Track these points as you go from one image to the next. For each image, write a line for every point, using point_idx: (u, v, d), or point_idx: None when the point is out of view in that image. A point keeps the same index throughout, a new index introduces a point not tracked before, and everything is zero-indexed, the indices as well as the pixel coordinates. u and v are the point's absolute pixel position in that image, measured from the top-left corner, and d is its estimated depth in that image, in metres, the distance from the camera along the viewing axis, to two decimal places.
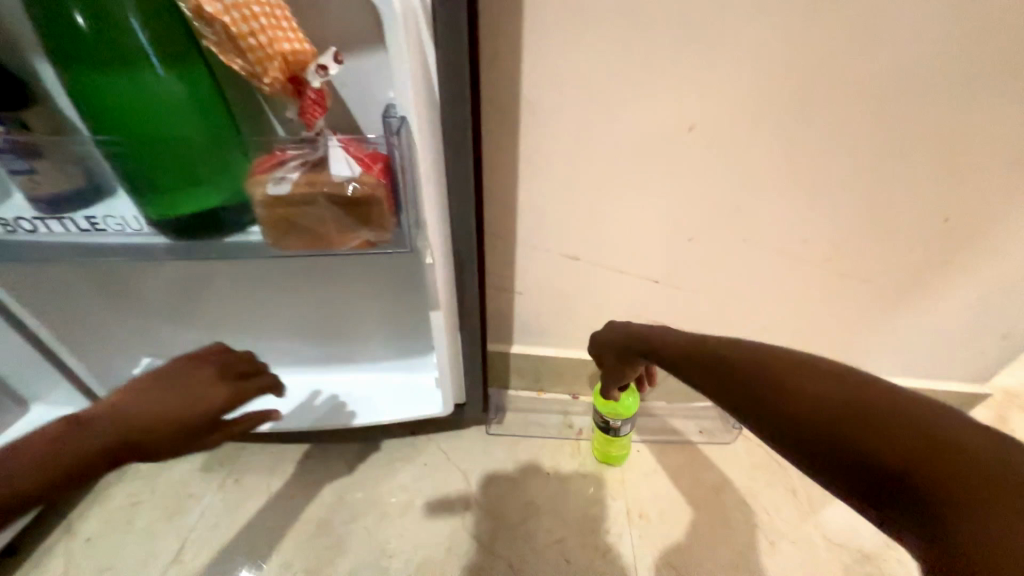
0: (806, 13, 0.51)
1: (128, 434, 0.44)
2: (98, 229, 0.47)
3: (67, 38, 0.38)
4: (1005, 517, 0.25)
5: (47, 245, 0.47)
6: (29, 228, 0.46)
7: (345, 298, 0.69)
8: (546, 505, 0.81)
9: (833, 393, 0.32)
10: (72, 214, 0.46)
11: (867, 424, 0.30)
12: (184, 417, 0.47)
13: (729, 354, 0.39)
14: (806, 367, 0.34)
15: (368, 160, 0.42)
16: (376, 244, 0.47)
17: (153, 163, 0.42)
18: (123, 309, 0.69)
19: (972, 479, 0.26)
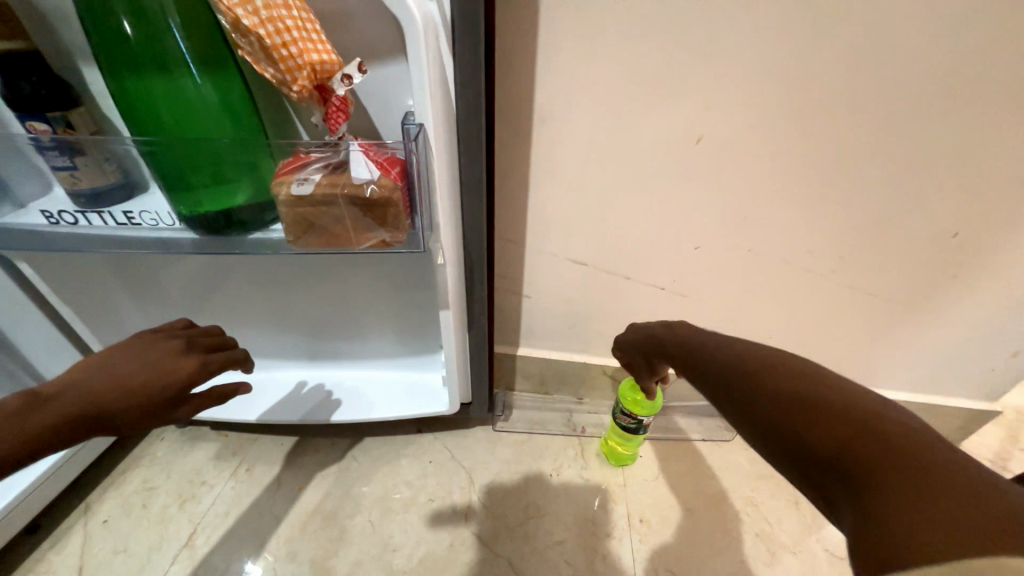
0: (815, 31, 0.52)
1: (95, 405, 0.45)
2: (133, 223, 0.50)
3: (115, 44, 0.41)
4: (903, 496, 0.26)
5: (84, 237, 0.49)
6: (71, 221, 0.49)
7: (359, 296, 0.72)
8: (547, 506, 0.82)
9: (786, 379, 0.35)
10: (110, 208, 0.49)
11: (807, 405, 0.32)
12: (149, 388, 0.49)
13: (715, 349, 0.42)
14: (771, 364, 0.37)
15: (386, 164, 0.44)
16: (391, 244, 0.48)
17: (185, 162, 0.45)
18: (149, 300, 0.72)
19: (887, 461, 0.27)
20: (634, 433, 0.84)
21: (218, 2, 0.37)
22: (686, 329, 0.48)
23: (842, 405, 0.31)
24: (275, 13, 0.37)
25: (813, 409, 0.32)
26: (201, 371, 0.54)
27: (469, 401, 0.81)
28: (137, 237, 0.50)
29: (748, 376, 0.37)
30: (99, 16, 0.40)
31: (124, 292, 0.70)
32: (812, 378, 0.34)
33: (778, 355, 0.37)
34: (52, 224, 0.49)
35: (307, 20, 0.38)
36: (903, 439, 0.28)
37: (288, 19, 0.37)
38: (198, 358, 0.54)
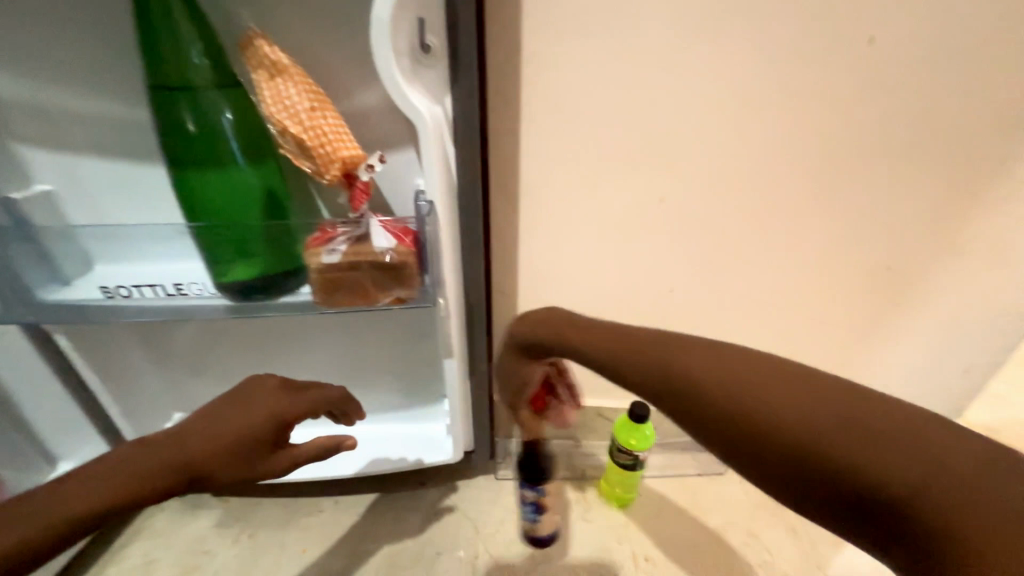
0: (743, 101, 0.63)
1: (195, 455, 0.46)
2: (182, 293, 0.54)
3: (177, 143, 0.50)
4: (963, 495, 0.24)
5: (140, 308, 0.54)
6: (125, 294, 0.54)
7: (363, 349, 0.76)
8: (554, 551, 0.83)
9: (853, 444, 0.26)
10: (162, 282, 0.54)
11: (907, 504, 0.24)
12: (247, 439, 0.50)
13: (716, 380, 0.31)
14: (848, 409, 0.27)
15: (401, 233, 0.52)
16: (405, 300, 0.56)
17: (226, 240, 0.51)
18: (166, 366, 0.75)
19: (971, 493, 0.24)
20: (632, 470, 0.85)
21: (268, 115, 0.46)
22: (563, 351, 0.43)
23: (945, 499, 0.24)
24: (314, 122, 0.46)
25: (889, 492, 0.25)
26: (289, 417, 0.54)
27: (471, 448, 0.86)
28: (179, 308, 0.54)
29: (818, 407, 0.28)
30: (170, 120, 0.49)
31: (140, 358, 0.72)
32: (931, 473, 0.25)
33: (848, 396, 0.28)
34: (110, 298, 0.54)
35: (340, 125, 0.48)
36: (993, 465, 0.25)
37: (324, 126, 0.47)
38: (287, 399, 0.55)
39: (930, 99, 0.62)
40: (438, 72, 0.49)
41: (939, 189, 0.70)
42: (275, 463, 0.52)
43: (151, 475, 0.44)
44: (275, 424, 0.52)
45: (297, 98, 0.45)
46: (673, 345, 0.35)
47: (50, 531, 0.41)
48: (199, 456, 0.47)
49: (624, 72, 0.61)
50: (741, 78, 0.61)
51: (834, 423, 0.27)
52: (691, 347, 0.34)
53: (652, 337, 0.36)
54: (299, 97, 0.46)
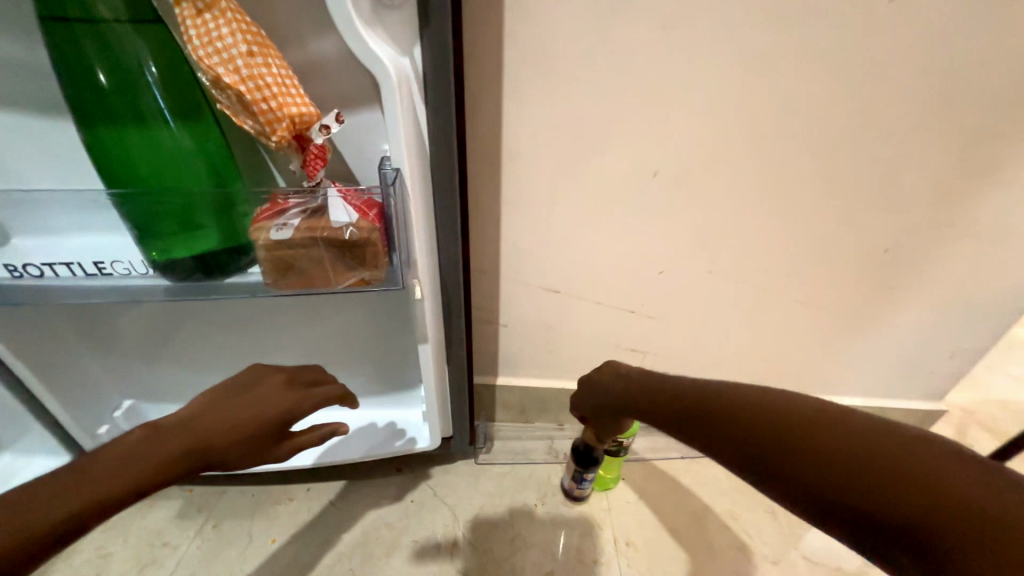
0: (750, 64, 0.57)
1: (206, 440, 0.44)
2: (105, 273, 0.47)
3: (91, 97, 0.42)
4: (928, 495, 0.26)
5: (55, 288, 0.47)
6: (37, 273, 0.47)
7: (332, 334, 0.70)
8: (535, 536, 0.81)
9: (834, 450, 0.30)
10: (79, 259, 0.46)
11: (861, 482, 0.28)
12: (256, 424, 0.48)
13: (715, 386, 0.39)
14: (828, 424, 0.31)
15: (364, 207, 0.46)
16: (370, 282, 0.50)
17: (156, 211, 0.44)
18: (109, 351, 0.68)
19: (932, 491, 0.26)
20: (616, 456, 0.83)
21: (197, 60, 0.38)
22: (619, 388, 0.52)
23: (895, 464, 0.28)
24: (255, 71, 0.39)
25: (860, 481, 0.28)
26: (302, 409, 0.53)
27: (450, 435, 0.82)
28: (100, 288, 0.47)
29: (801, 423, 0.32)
30: (77, 66, 0.41)
31: (78, 344, 0.65)
32: (876, 447, 0.29)
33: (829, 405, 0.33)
34: (16, 277, 0.47)
35: (286, 76, 0.41)
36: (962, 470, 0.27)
37: (267, 76, 0.39)
38: (300, 392, 0.54)
39: (948, 67, 0.57)
40: (406, 16, 0.41)
41: (947, 168, 0.66)
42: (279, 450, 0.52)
43: (164, 463, 0.40)
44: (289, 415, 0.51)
45: (232, 39, 0.38)
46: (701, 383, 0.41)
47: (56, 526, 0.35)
48: (209, 441, 0.44)
49: (619, 27, 0.54)
50: (750, 36, 0.55)
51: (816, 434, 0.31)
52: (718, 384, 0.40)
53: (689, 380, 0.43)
54: (234, 38, 0.38)
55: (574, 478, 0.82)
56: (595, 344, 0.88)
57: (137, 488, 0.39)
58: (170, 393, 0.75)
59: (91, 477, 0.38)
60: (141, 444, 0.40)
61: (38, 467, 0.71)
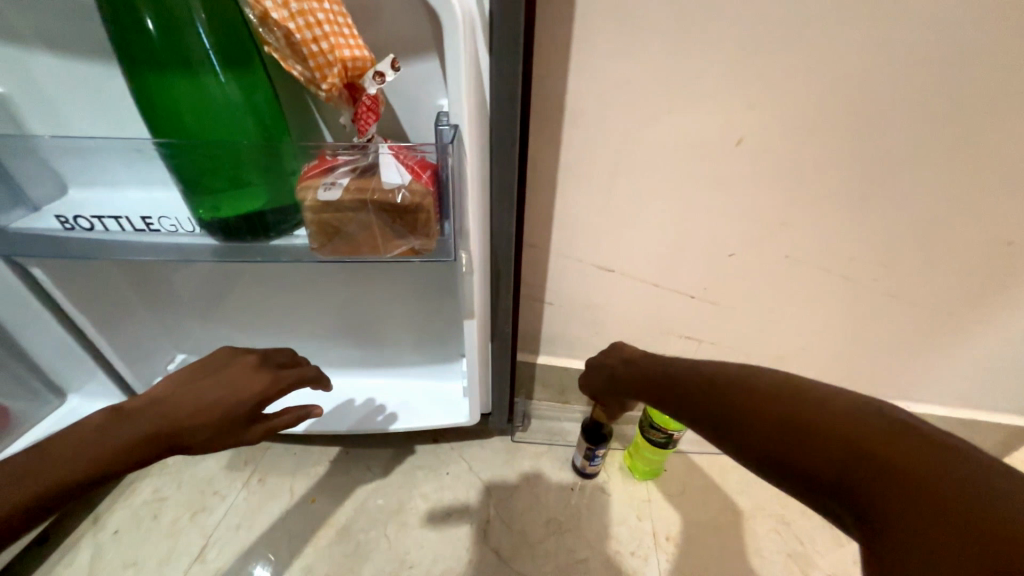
0: (879, 7, 0.47)
1: (169, 426, 0.42)
2: (152, 230, 0.46)
3: (135, 41, 0.38)
4: (886, 467, 0.26)
5: (105, 243, 0.47)
6: (86, 226, 0.46)
7: (375, 303, 0.68)
8: (569, 520, 0.79)
9: (812, 419, 0.29)
10: (128, 213, 0.45)
11: (835, 455, 0.27)
12: (224, 408, 0.47)
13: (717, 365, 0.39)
14: (806, 397, 0.31)
15: (417, 168, 0.41)
16: (420, 252, 0.46)
17: (204, 168, 0.42)
18: (162, 307, 0.69)
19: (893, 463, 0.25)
20: (663, 448, 0.78)
21: None
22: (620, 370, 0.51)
23: (859, 423, 0.28)
24: (305, 6, 0.34)
25: (834, 456, 0.27)
26: (274, 391, 0.51)
27: (489, 411, 0.80)
28: (146, 244, 0.46)
29: (782, 396, 0.31)
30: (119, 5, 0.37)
31: (132, 298, 0.66)
32: (845, 417, 0.28)
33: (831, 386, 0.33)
34: (67, 230, 0.46)
35: (339, 13, 0.36)
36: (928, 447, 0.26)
37: (319, 12, 0.35)
38: (272, 373, 0.52)
39: None
40: None
41: None
42: (248, 436, 0.49)
43: (120, 450, 0.39)
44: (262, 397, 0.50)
45: None
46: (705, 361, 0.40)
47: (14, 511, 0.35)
48: (170, 426, 0.43)
49: None
50: None
51: (794, 404, 0.31)
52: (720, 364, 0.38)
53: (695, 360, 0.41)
54: None
55: (586, 454, 0.80)
56: (646, 328, 0.82)
57: (94, 473, 0.38)
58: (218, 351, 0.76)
59: (47, 464, 0.37)
60: (93, 432, 0.39)
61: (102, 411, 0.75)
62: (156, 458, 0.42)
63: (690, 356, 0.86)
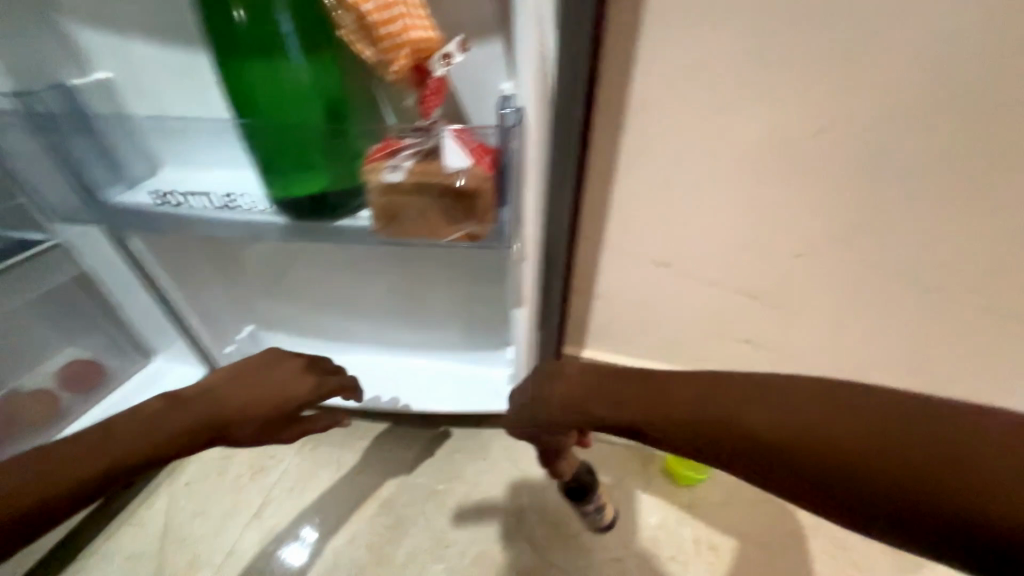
0: None
1: (220, 420, 0.44)
2: (232, 206, 0.49)
3: (222, 26, 0.41)
4: (936, 482, 0.23)
5: (188, 218, 0.49)
6: (175, 202, 0.50)
7: (426, 287, 0.69)
8: (605, 520, 0.78)
9: (842, 445, 0.26)
10: (211, 190, 0.49)
11: (880, 477, 0.25)
12: (272, 407, 0.48)
13: (694, 395, 0.31)
14: (821, 417, 0.27)
15: (478, 151, 0.41)
16: (476, 238, 0.46)
17: (277, 149, 0.44)
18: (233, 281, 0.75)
19: (939, 476, 0.23)
20: None
21: None
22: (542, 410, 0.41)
23: (886, 437, 0.25)
24: None
25: (881, 478, 0.25)
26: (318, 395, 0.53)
27: None
28: (225, 219, 0.49)
29: (798, 425, 0.27)
30: None
31: (206, 270, 0.71)
32: (868, 434, 0.25)
33: (814, 385, 0.29)
34: (159, 205, 0.50)
35: None
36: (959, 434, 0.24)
37: None
38: (317, 376, 0.53)
39: None
40: None
41: None
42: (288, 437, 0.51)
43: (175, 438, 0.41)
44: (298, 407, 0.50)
45: None
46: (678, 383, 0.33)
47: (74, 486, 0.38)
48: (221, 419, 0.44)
49: None
50: None
51: (814, 435, 0.27)
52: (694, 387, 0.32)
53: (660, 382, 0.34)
54: None
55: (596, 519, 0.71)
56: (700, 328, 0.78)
57: (148, 460, 0.40)
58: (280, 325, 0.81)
59: (107, 445, 0.39)
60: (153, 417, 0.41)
61: (179, 373, 0.83)
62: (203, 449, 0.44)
63: (746, 361, 0.81)
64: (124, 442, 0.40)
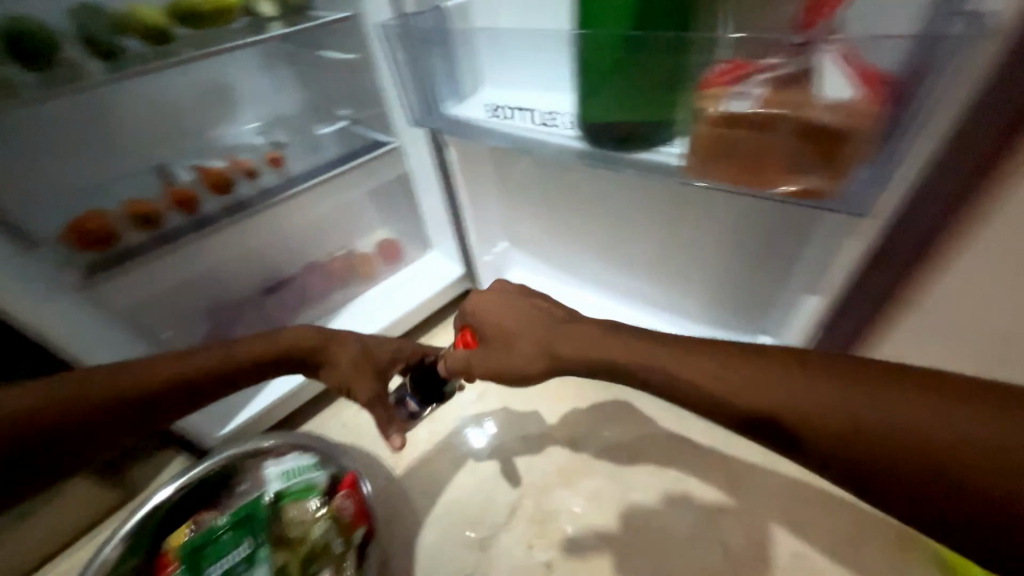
0: None
1: (257, 357, 0.59)
2: (550, 125, 0.53)
3: None
4: (937, 451, 0.31)
5: (508, 131, 0.56)
6: (501, 116, 0.56)
7: (696, 246, 0.66)
8: (830, 572, 0.64)
9: (847, 415, 0.34)
10: (534, 109, 0.54)
11: (888, 446, 0.33)
12: (306, 350, 0.61)
13: (737, 380, 0.38)
14: (837, 393, 0.35)
15: (872, 76, 0.32)
16: (816, 195, 0.37)
17: (606, 70, 0.43)
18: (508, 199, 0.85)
19: (931, 446, 0.32)
20: None
21: None
22: (503, 353, 0.51)
23: (902, 419, 0.33)
24: None
25: (890, 447, 0.33)
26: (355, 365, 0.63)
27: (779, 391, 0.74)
28: (542, 137, 0.53)
29: (823, 404, 0.35)
30: None
31: (486, 188, 0.84)
32: (881, 414, 0.33)
33: (823, 365, 0.37)
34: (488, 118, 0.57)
35: None
36: (950, 422, 0.32)
37: None
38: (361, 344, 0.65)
39: None
40: None
41: None
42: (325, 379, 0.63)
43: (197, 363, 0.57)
44: (382, 368, 0.66)
45: None
46: (710, 359, 0.40)
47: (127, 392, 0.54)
48: (249, 354, 0.59)
49: None
50: None
51: (828, 406, 0.34)
52: (724, 362, 0.39)
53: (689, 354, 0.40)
54: None
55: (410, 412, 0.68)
56: None
57: (192, 375, 0.56)
58: (533, 247, 0.90)
59: (156, 371, 0.55)
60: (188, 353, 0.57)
61: (445, 267, 1.01)
62: (224, 386, 0.59)
63: None
64: (188, 365, 0.56)
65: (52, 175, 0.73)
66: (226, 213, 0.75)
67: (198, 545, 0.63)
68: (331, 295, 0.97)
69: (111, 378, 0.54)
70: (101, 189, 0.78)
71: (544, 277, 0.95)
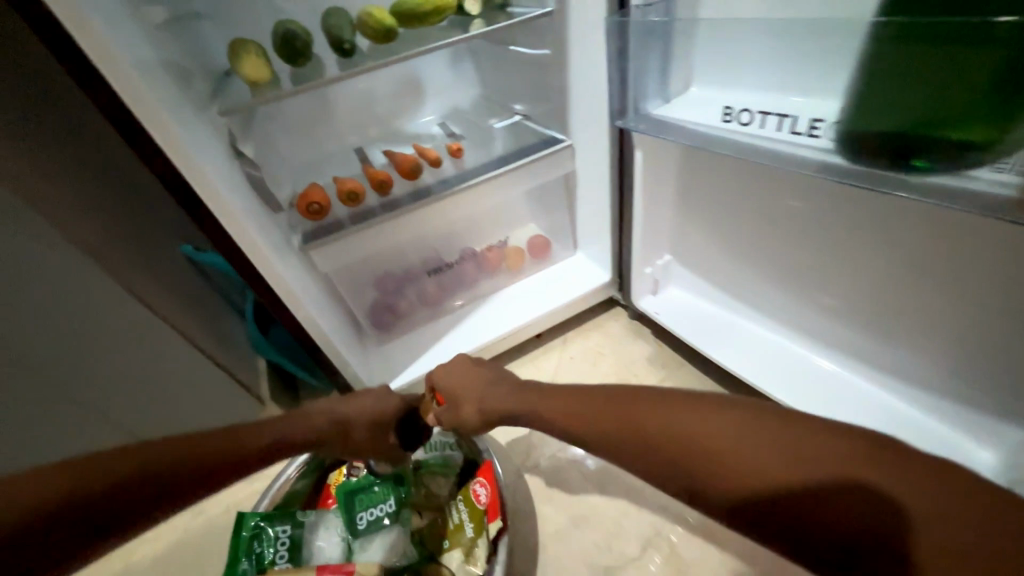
0: None
1: (288, 439, 0.52)
2: (810, 131, 0.51)
3: None
4: (862, 503, 0.30)
5: (752, 138, 0.55)
6: (744, 122, 0.56)
7: (937, 293, 0.59)
8: None
9: (773, 470, 0.33)
10: (788, 116, 0.52)
11: (806, 495, 0.32)
12: (320, 430, 0.55)
13: (679, 428, 0.38)
14: (758, 436, 0.35)
15: None
16: None
17: (907, 84, 0.43)
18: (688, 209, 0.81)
19: (854, 499, 0.30)
20: None
21: None
22: (451, 411, 0.64)
23: (823, 466, 0.32)
24: None
25: (816, 498, 0.31)
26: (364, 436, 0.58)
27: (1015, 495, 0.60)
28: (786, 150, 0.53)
29: (742, 448, 0.35)
30: None
31: (652, 199, 0.80)
32: (801, 453, 0.33)
33: (752, 412, 0.37)
34: (726, 122, 0.57)
35: None
36: (872, 459, 0.32)
37: None
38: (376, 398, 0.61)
39: None
40: None
41: None
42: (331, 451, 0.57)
43: (242, 443, 0.48)
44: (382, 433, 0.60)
45: None
46: (647, 408, 0.42)
47: (157, 465, 0.42)
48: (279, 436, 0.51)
49: None
50: None
51: (754, 450, 0.34)
52: (658, 410, 0.41)
53: (634, 405, 0.43)
54: None
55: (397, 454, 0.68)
56: None
57: (241, 452, 0.48)
58: (705, 263, 0.85)
59: (204, 445, 0.45)
60: (236, 434, 0.48)
61: (592, 272, 0.98)
62: (267, 459, 0.50)
63: None
64: (238, 438, 0.48)
65: (286, 154, 0.88)
66: (413, 198, 0.81)
67: (351, 489, 0.70)
68: (481, 284, 1.01)
69: (127, 455, 0.41)
70: (316, 168, 0.91)
71: (706, 299, 0.88)
